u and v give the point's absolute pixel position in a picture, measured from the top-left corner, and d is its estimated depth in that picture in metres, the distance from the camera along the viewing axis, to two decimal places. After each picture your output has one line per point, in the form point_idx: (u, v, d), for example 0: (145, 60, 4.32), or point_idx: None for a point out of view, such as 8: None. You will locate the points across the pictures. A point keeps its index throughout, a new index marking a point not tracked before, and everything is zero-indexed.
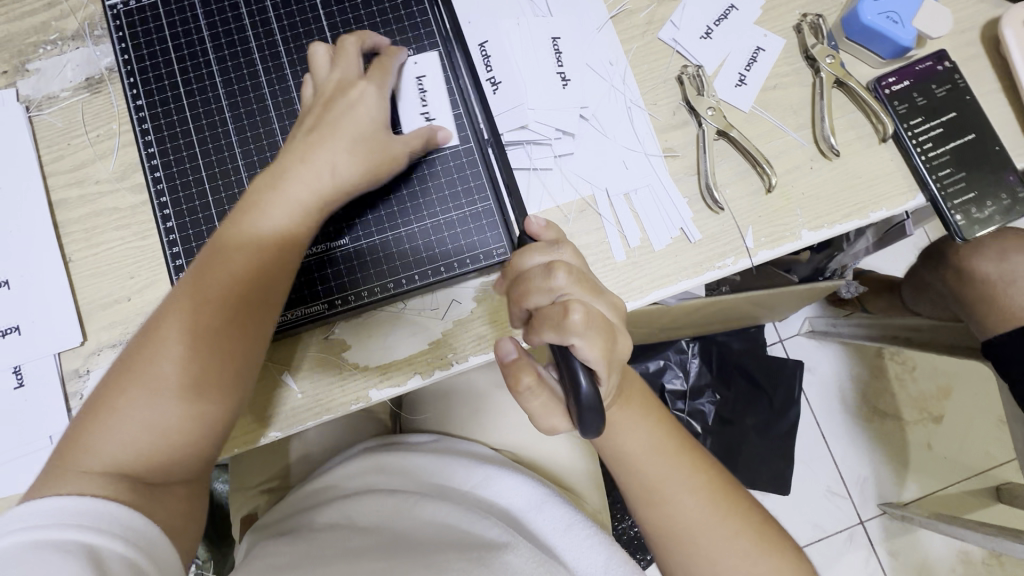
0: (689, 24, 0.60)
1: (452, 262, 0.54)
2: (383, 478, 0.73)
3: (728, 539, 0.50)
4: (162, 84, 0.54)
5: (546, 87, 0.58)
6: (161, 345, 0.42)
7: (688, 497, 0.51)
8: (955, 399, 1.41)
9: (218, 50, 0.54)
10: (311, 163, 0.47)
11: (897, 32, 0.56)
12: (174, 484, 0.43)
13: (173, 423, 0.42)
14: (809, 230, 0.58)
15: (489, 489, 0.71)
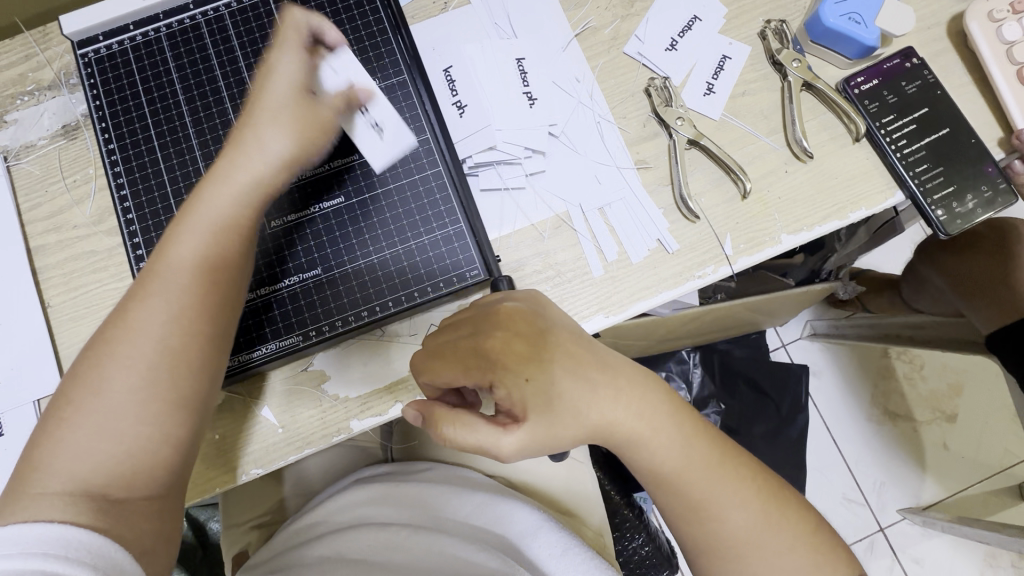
0: (653, 37, 0.60)
1: (426, 288, 0.53)
2: (378, 509, 0.71)
3: (782, 551, 0.46)
4: (134, 127, 0.54)
5: (514, 107, 0.58)
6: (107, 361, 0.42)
7: (735, 510, 0.47)
8: (967, 396, 1.37)
9: (187, 90, 0.55)
10: (242, 143, 0.46)
11: (860, 32, 0.56)
12: (138, 505, 0.42)
13: (127, 428, 0.42)
14: (788, 234, 0.57)
15: (484, 517, 0.70)
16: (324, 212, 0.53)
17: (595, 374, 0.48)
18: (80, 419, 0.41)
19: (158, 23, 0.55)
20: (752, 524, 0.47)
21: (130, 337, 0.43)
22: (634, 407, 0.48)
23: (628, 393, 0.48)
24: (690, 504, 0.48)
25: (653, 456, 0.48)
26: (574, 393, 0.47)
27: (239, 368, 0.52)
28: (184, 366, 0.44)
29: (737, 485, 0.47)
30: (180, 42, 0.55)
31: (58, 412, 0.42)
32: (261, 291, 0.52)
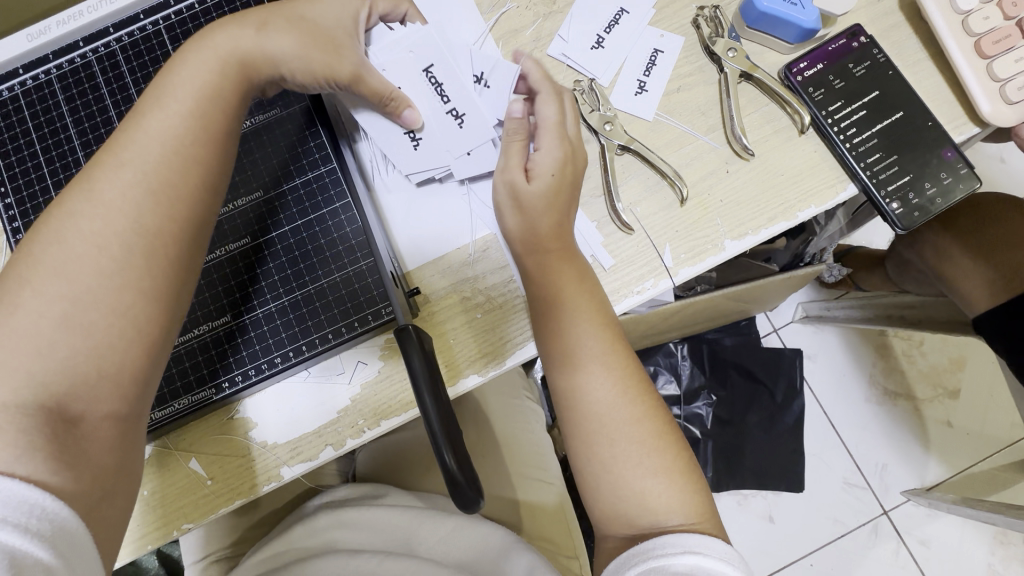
0: (578, 35, 0.56)
1: (340, 328, 0.52)
2: (348, 534, 0.65)
3: (639, 438, 0.48)
4: (29, 178, 0.52)
5: (436, 117, 0.52)
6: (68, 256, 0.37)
7: (604, 382, 0.49)
8: (969, 370, 1.32)
9: (83, 136, 0.52)
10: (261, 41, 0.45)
11: (797, 14, 0.51)
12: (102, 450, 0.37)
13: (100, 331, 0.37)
14: (732, 239, 0.53)
15: (452, 539, 0.66)
16: (231, 256, 0.52)
17: (570, 279, 0.50)
18: (39, 284, 0.36)
19: (48, 64, 0.53)
20: (613, 398, 0.48)
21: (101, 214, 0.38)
22: (591, 330, 0.49)
23: (584, 306, 0.50)
24: (591, 427, 0.49)
25: (578, 370, 0.49)
26: (570, 317, 0.49)
27: (155, 424, 0.51)
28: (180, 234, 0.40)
29: (625, 397, 0.48)
30: (72, 84, 0.53)
31: (20, 274, 0.37)
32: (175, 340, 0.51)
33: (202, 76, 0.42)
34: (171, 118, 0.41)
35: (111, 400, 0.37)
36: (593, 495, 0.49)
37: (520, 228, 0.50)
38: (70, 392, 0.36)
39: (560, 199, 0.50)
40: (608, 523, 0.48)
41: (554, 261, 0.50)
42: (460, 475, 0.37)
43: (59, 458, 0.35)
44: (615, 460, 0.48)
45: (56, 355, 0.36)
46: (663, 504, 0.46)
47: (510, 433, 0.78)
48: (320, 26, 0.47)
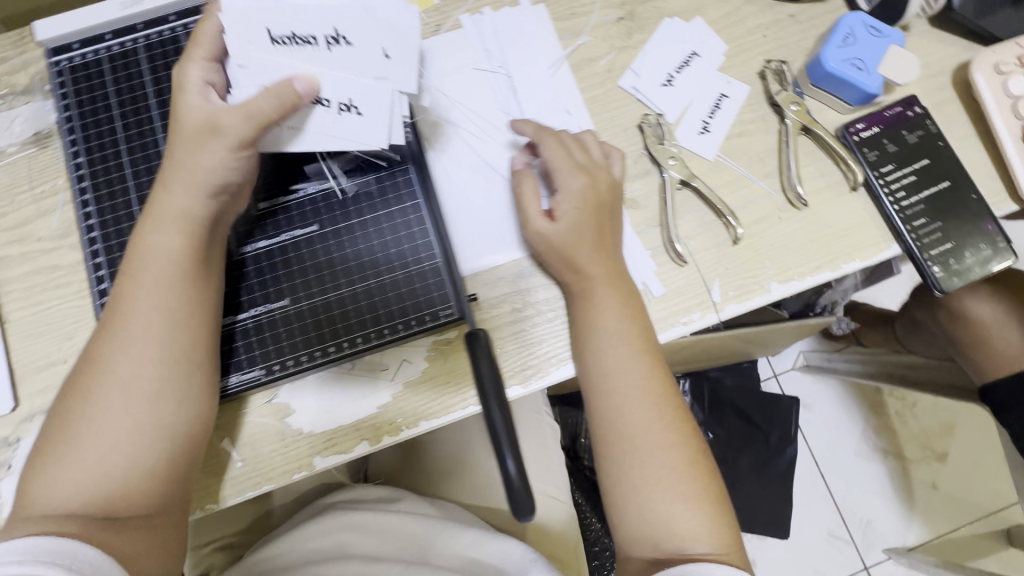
0: (650, 71, 0.59)
1: (396, 325, 0.53)
2: (359, 538, 0.65)
3: (669, 462, 0.49)
4: (104, 143, 0.52)
5: (345, 67, 0.43)
6: (87, 419, 0.45)
7: (641, 410, 0.50)
8: (958, 436, 1.35)
9: (162, 106, 0.52)
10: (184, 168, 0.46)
11: (863, 78, 0.54)
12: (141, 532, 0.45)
13: (125, 461, 0.45)
14: (779, 282, 0.55)
15: (462, 546, 0.65)
16: (297, 241, 0.53)
17: (609, 306, 0.51)
18: (72, 443, 0.45)
19: (137, 33, 0.53)
20: (647, 422, 0.49)
21: (104, 381, 0.45)
22: (629, 356, 0.50)
23: (630, 333, 0.51)
24: (624, 449, 0.49)
25: (616, 394, 0.50)
26: (607, 337, 0.51)
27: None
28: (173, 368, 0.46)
29: (665, 425, 0.50)
30: (159, 55, 0.53)
31: (77, 396, 0.46)
32: (227, 319, 0.52)
33: (166, 297, 0.46)
34: (156, 273, 0.46)
35: (158, 498, 0.46)
36: (620, 519, 0.50)
37: (556, 260, 0.52)
38: (125, 509, 0.45)
39: (586, 227, 0.52)
40: (633, 547, 0.49)
41: (600, 287, 0.52)
42: (519, 481, 0.37)
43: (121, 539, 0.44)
44: (646, 485, 0.48)
45: (104, 480, 0.44)
46: (687, 529, 0.47)
47: (529, 450, 0.78)
48: (197, 113, 0.44)
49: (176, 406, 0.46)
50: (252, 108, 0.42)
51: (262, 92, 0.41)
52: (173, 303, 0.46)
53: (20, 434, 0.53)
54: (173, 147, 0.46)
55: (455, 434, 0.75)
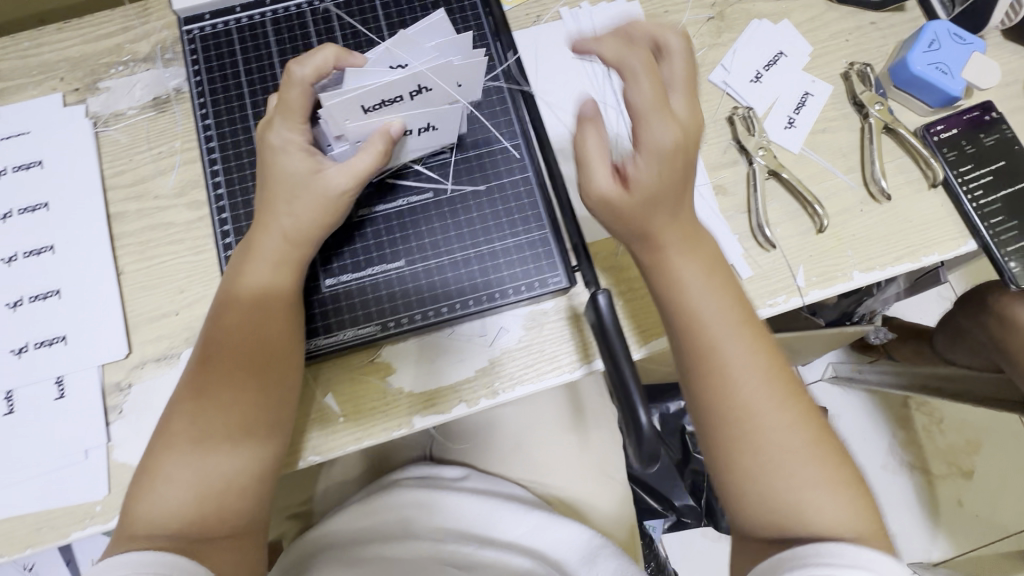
0: (739, 67, 0.62)
1: (505, 290, 0.55)
2: (426, 518, 0.66)
3: (796, 442, 0.47)
4: (235, 125, 0.58)
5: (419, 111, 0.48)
6: (187, 432, 0.46)
7: (755, 388, 0.48)
8: (984, 453, 1.35)
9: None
10: (294, 201, 0.49)
11: (948, 82, 0.57)
12: (223, 547, 0.45)
13: (219, 479, 0.46)
14: (861, 271, 0.57)
15: (524, 530, 0.65)
16: (412, 206, 0.56)
17: (692, 272, 0.48)
18: (171, 459, 0.46)
19: (265, 9, 0.59)
20: (763, 401, 0.47)
21: (205, 397, 0.47)
22: (720, 322, 0.48)
23: (727, 302, 0.49)
24: (741, 432, 0.47)
25: (719, 362, 0.48)
26: (708, 315, 0.48)
27: (317, 350, 0.53)
28: (270, 387, 0.48)
29: (783, 403, 0.48)
30: (288, 49, 0.59)
31: (178, 409, 0.47)
32: (346, 277, 0.54)
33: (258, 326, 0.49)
34: (260, 296, 0.49)
35: (248, 510, 0.47)
36: (732, 495, 0.48)
37: (616, 219, 0.48)
38: (218, 526, 0.45)
39: (672, 173, 0.46)
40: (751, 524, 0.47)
41: (673, 245, 0.48)
42: (650, 430, 0.39)
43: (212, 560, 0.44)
44: (766, 457, 0.47)
45: (199, 492, 0.45)
46: (819, 512, 0.45)
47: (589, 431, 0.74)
48: (298, 174, 0.49)
49: (264, 433, 0.48)
50: (358, 168, 0.48)
51: (361, 151, 0.48)
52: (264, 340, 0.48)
53: (131, 380, 0.55)
54: (269, 202, 0.50)
55: (519, 417, 0.74)
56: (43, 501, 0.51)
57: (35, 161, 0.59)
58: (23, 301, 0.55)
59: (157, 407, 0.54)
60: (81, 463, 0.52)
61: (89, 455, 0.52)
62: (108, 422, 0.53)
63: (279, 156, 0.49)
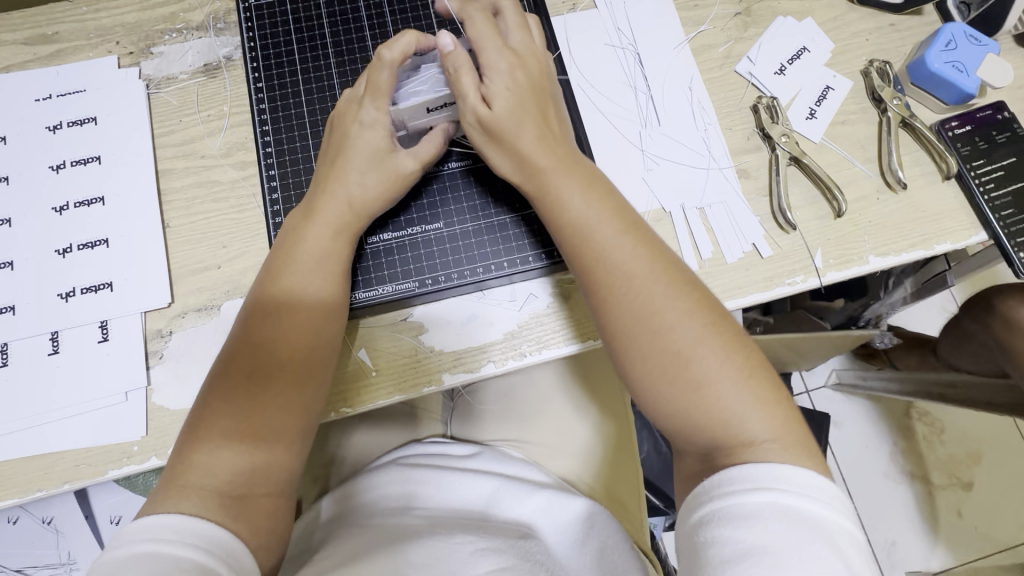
0: (764, 60, 0.65)
1: (537, 255, 0.58)
2: (424, 494, 0.60)
3: (684, 360, 0.46)
4: (286, 92, 0.62)
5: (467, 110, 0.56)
6: (238, 390, 0.47)
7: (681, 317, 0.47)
8: (985, 465, 1.29)
9: (340, 71, 0.63)
10: (355, 173, 0.52)
11: (962, 80, 0.60)
12: (261, 504, 0.45)
13: (265, 438, 0.46)
14: (876, 256, 0.60)
15: (536, 510, 0.59)
16: (453, 172, 0.60)
17: (573, 187, 0.51)
18: (219, 419, 0.46)
19: None
20: (666, 323, 0.47)
21: (257, 356, 0.48)
22: (615, 238, 0.50)
23: (611, 215, 0.50)
24: (661, 355, 0.47)
25: (582, 259, 0.50)
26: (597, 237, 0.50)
27: (359, 303, 0.56)
28: (320, 349, 0.50)
29: (684, 322, 0.47)
30: (341, 30, 0.64)
31: (229, 368, 0.48)
32: (387, 235, 0.58)
33: (285, 321, 0.49)
34: (316, 261, 0.51)
35: (285, 478, 0.47)
36: (649, 395, 0.48)
37: (510, 161, 0.52)
38: (257, 487, 0.45)
39: (525, 107, 0.52)
40: (666, 419, 0.47)
41: (561, 173, 0.51)
42: None
43: (250, 521, 0.44)
44: (648, 353, 0.47)
45: (245, 450, 0.46)
46: (724, 414, 0.45)
47: (605, 407, 0.76)
48: (373, 148, 0.53)
49: (299, 412, 0.48)
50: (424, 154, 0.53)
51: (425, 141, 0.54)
52: (312, 310, 0.50)
53: (172, 328, 0.57)
54: (335, 173, 0.53)
55: (536, 391, 0.76)
56: (83, 438, 0.53)
57: (89, 118, 0.61)
58: (72, 248, 0.58)
59: (197, 355, 0.56)
60: (121, 404, 0.54)
61: (129, 397, 0.54)
62: (148, 366, 0.55)
63: (360, 130, 0.53)
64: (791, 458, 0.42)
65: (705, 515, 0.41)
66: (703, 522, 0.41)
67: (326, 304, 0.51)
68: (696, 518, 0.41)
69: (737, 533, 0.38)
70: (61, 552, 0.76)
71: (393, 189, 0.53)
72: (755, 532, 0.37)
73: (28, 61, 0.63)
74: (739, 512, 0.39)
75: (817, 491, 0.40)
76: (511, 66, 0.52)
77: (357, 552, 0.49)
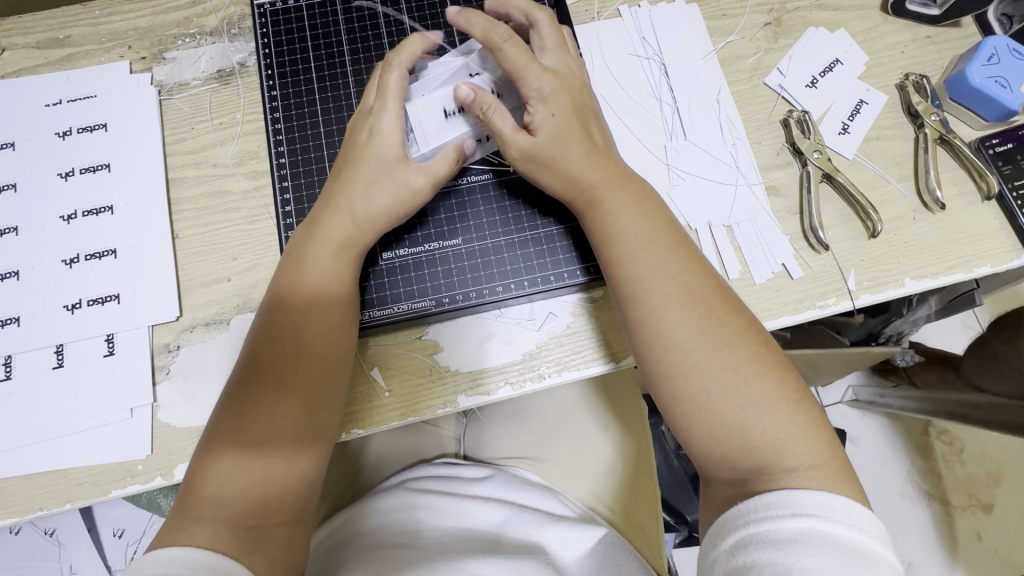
0: (796, 72, 0.63)
1: (558, 273, 0.56)
2: (436, 520, 0.58)
3: (725, 390, 0.44)
4: (300, 100, 0.60)
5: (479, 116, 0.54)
6: (247, 414, 0.45)
7: (720, 350, 0.44)
8: (1008, 487, 1.18)
9: (357, 80, 0.61)
10: (368, 189, 0.51)
11: (1005, 96, 0.57)
12: (274, 532, 0.44)
13: (278, 465, 0.45)
14: (912, 279, 0.57)
15: (547, 537, 0.57)
16: (472, 185, 0.58)
17: (624, 202, 0.49)
18: (230, 449, 0.44)
19: None
20: (705, 353, 0.44)
21: (265, 378, 0.46)
22: (662, 254, 0.48)
23: (660, 230, 0.49)
24: (699, 387, 0.44)
25: (628, 272, 0.47)
26: (642, 259, 0.47)
27: (373, 321, 0.54)
28: (325, 367, 0.48)
29: (730, 350, 0.44)
30: (358, 38, 0.62)
31: (237, 391, 0.46)
32: (403, 251, 0.56)
33: (295, 341, 0.47)
34: (326, 279, 0.49)
35: (299, 503, 0.46)
36: (682, 419, 0.45)
37: (560, 176, 0.50)
38: (272, 516, 0.44)
39: (571, 128, 0.50)
40: (696, 441, 0.45)
41: (611, 188, 0.49)
42: None
43: (265, 553, 0.42)
44: (692, 369, 0.44)
45: (257, 478, 0.44)
46: (766, 437, 0.42)
47: (623, 427, 0.73)
48: (384, 160, 0.51)
49: (311, 436, 0.47)
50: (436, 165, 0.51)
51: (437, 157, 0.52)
52: (321, 329, 0.48)
53: (179, 342, 0.55)
54: (343, 188, 0.51)
55: (551, 410, 0.74)
56: (86, 455, 0.52)
57: (99, 125, 0.60)
58: (79, 258, 0.56)
59: (205, 370, 0.54)
60: (125, 421, 0.52)
61: (134, 413, 0.53)
62: (155, 382, 0.54)
63: (371, 139, 0.51)
64: (831, 485, 0.40)
65: (740, 539, 0.39)
66: (737, 546, 0.38)
67: (335, 324, 0.49)
68: (729, 542, 0.39)
69: (775, 558, 0.36)
70: (62, 566, 0.75)
71: (403, 202, 0.51)
72: (793, 558, 0.35)
73: (39, 65, 0.62)
74: (776, 537, 0.37)
75: (855, 518, 0.37)
76: (562, 89, 0.51)
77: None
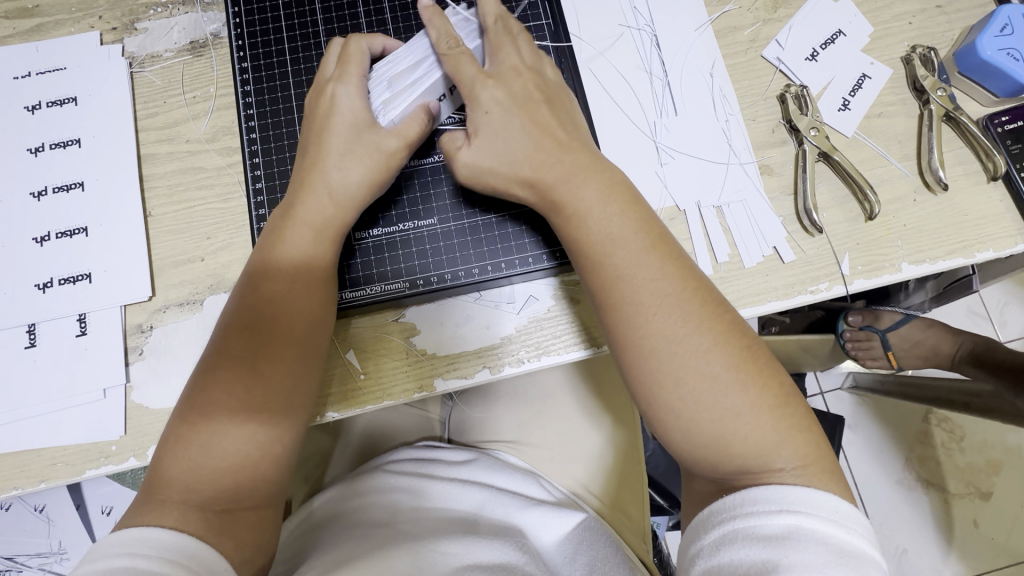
0: (795, 44, 0.59)
1: (537, 255, 0.54)
2: (417, 502, 0.57)
3: (700, 379, 0.42)
4: (273, 73, 0.58)
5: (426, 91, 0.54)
6: (217, 399, 0.44)
7: (696, 338, 0.42)
8: (1007, 475, 1.16)
9: None
10: (335, 162, 0.49)
11: (1016, 69, 0.54)
12: (244, 516, 0.43)
13: (249, 450, 0.44)
14: (909, 263, 0.55)
15: (525, 521, 0.56)
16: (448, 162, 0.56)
17: (592, 198, 0.46)
18: (198, 432, 0.43)
19: None
20: (681, 340, 0.42)
21: (235, 361, 0.45)
22: (645, 243, 0.45)
23: (636, 230, 0.46)
24: (673, 376, 0.42)
25: (614, 254, 0.45)
26: (623, 247, 0.45)
27: (347, 303, 0.53)
28: (300, 351, 0.46)
29: (708, 338, 0.42)
30: (333, 7, 0.60)
31: (207, 375, 0.45)
32: (377, 232, 0.54)
33: (267, 323, 0.46)
34: (293, 258, 0.48)
35: (272, 488, 0.45)
36: (657, 407, 0.43)
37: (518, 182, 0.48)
38: (242, 500, 0.43)
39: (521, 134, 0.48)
40: (676, 433, 0.42)
41: (583, 177, 0.47)
42: None
43: (233, 535, 0.42)
44: (677, 361, 0.42)
45: (227, 463, 0.43)
46: (749, 429, 0.41)
47: (611, 414, 0.72)
48: (354, 131, 0.49)
49: (285, 424, 0.45)
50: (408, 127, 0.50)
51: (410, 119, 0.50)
52: (294, 311, 0.46)
53: (153, 323, 0.54)
54: (312, 166, 0.49)
55: (536, 394, 0.72)
56: (60, 437, 0.51)
57: (69, 99, 0.58)
58: (50, 237, 0.55)
59: (178, 351, 0.53)
60: (99, 402, 0.52)
61: (107, 395, 0.52)
62: (128, 362, 0.53)
63: (336, 108, 0.50)
64: (810, 477, 0.39)
65: (725, 534, 0.37)
66: (722, 542, 0.37)
67: (310, 310, 0.47)
68: (712, 536, 0.38)
69: (759, 554, 0.35)
70: (52, 542, 0.76)
71: (380, 171, 0.49)
72: (779, 555, 0.34)
73: (6, 36, 0.59)
74: (762, 534, 0.36)
75: (842, 516, 0.36)
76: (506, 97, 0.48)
77: (341, 559, 0.46)
